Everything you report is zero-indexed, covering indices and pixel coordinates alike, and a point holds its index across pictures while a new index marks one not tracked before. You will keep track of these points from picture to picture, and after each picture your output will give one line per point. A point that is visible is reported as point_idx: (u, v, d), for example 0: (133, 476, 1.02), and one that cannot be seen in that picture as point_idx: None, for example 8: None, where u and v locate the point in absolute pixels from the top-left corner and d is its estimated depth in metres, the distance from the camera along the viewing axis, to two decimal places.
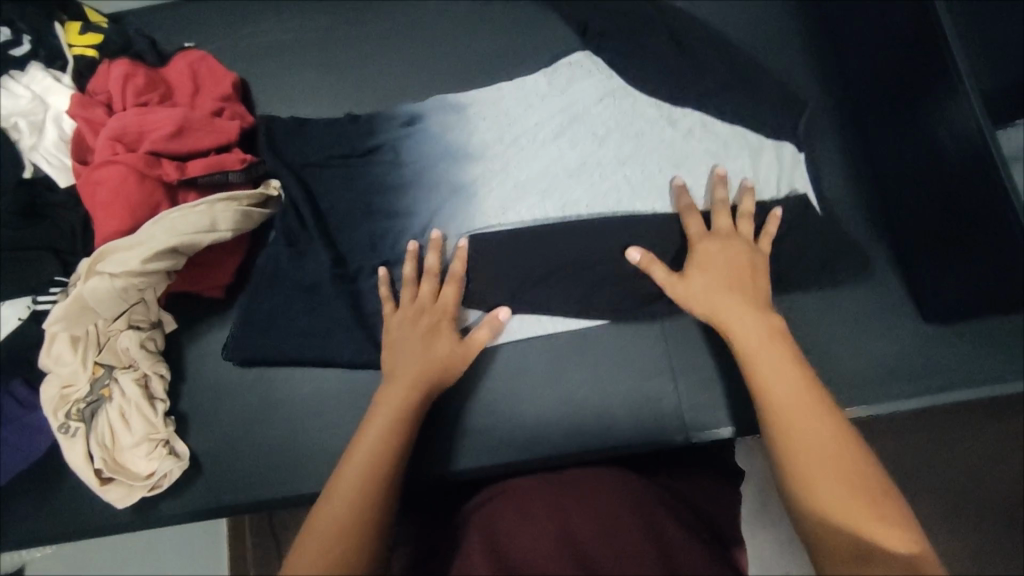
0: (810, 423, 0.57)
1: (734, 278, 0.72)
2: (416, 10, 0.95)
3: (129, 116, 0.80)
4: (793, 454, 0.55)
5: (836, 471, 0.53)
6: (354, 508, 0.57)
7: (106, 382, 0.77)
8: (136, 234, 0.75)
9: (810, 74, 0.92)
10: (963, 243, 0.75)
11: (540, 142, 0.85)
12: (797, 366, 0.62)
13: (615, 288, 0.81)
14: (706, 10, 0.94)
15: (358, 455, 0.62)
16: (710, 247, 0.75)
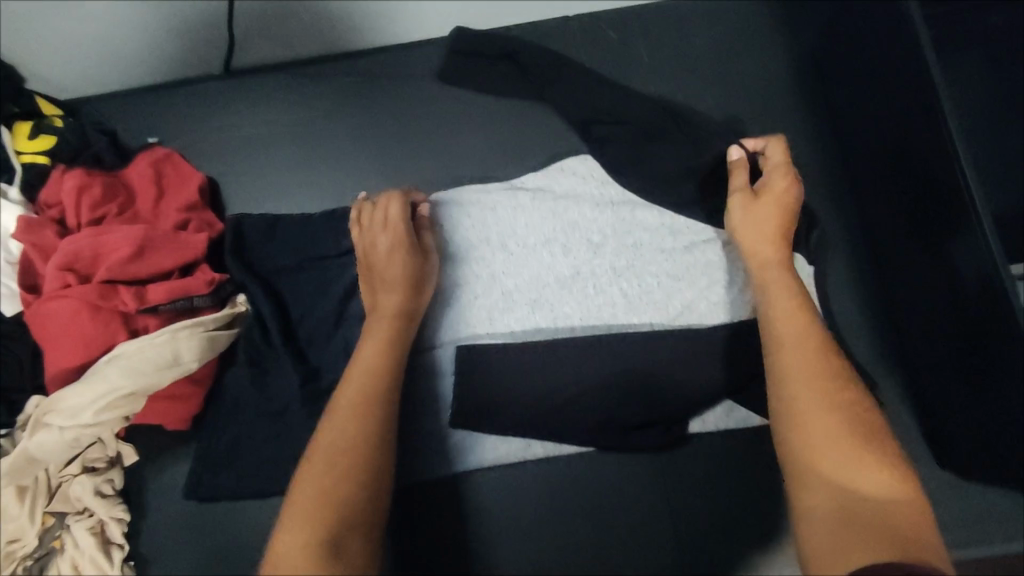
0: (816, 375, 0.60)
1: (781, 225, 0.72)
2: (398, 99, 0.89)
3: (83, 237, 0.73)
4: (795, 390, 0.59)
5: (830, 409, 0.57)
6: (342, 466, 0.60)
7: (58, 533, 0.71)
8: (89, 377, 0.69)
9: (817, 178, 0.86)
10: (986, 396, 0.69)
11: (529, 247, 0.81)
12: (814, 328, 0.64)
13: (607, 415, 0.75)
14: (708, 105, 0.88)
15: (319, 480, 0.59)
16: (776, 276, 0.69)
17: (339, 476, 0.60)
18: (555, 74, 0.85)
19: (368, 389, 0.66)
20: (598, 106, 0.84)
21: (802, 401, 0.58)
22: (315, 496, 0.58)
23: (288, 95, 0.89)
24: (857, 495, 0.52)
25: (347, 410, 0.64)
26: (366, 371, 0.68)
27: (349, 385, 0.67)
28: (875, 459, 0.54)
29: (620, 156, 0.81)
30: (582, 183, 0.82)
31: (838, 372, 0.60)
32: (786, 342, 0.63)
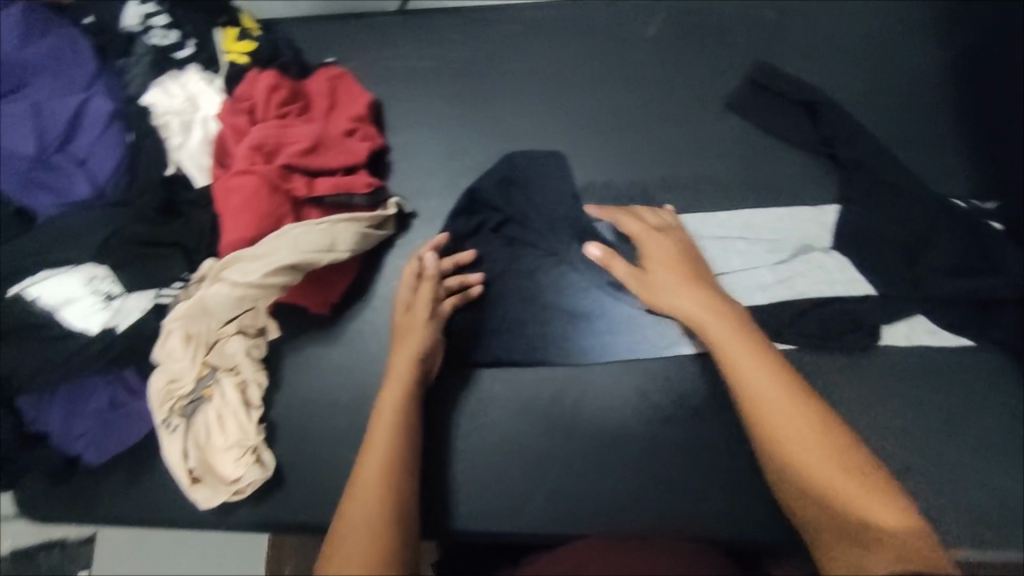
0: (781, 407, 0.58)
1: (686, 262, 0.75)
2: (557, 45, 0.94)
3: (271, 127, 0.82)
4: (775, 438, 0.57)
5: (820, 447, 0.55)
6: (382, 466, 0.63)
7: (209, 382, 0.78)
8: (262, 245, 0.77)
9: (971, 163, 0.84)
10: None
11: (697, 166, 0.86)
12: (776, 366, 0.61)
13: (787, 329, 0.78)
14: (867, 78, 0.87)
15: (369, 505, 0.60)
16: (697, 262, 0.76)
17: (382, 508, 0.60)
18: (703, 56, 0.91)
19: (395, 435, 0.67)
20: (750, 75, 0.88)
21: (775, 414, 0.58)
22: (369, 529, 0.58)
23: (451, 39, 0.96)
24: (815, 430, 0.56)
25: (376, 462, 0.64)
26: (392, 426, 0.67)
27: (376, 448, 0.65)
28: (850, 467, 0.54)
29: (757, 129, 0.86)
30: (719, 146, 0.87)
31: (806, 398, 0.58)
32: (708, 327, 0.67)
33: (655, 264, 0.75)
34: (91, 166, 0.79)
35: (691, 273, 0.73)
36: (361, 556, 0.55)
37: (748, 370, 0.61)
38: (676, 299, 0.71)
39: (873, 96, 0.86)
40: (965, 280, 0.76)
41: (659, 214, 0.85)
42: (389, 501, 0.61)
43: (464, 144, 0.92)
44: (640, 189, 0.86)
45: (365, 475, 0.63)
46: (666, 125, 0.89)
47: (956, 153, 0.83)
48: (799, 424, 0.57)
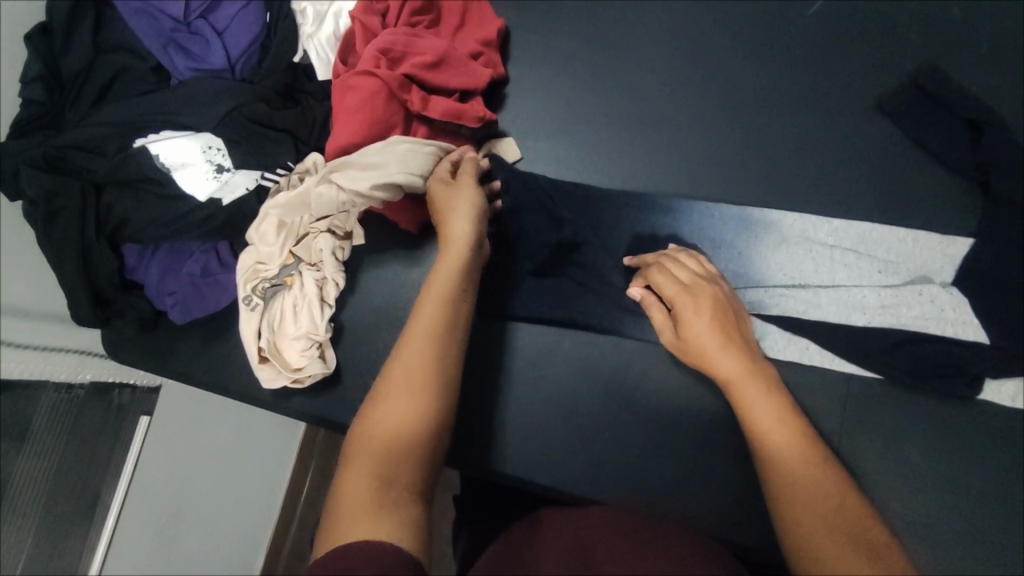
0: (802, 463, 0.51)
1: (716, 302, 0.65)
2: (705, 6, 0.88)
3: (400, 33, 0.81)
4: (779, 469, 0.52)
5: (818, 497, 0.49)
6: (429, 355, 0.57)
7: (292, 271, 0.81)
8: (372, 156, 0.77)
9: None
10: None
11: (825, 165, 0.80)
12: (797, 421, 0.55)
13: (886, 359, 0.72)
14: None
15: (415, 355, 0.56)
16: (708, 290, 0.66)
17: (431, 379, 0.55)
18: (864, 49, 0.83)
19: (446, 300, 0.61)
20: (910, 78, 0.80)
21: (789, 466, 0.51)
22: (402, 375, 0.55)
23: None
24: (821, 477, 0.50)
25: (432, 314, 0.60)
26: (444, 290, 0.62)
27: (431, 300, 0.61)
28: (865, 529, 0.47)
29: (901, 139, 0.79)
30: (855, 149, 0.80)
31: (821, 455, 0.52)
32: (715, 350, 0.61)
33: (678, 294, 0.66)
34: (227, 38, 0.80)
35: (717, 308, 0.64)
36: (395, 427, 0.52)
37: (761, 420, 0.55)
38: (689, 317, 0.64)
39: None
40: None
41: (772, 207, 0.79)
42: (434, 369, 0.56)
43: (584, 89, 0.88)
44: (758, 175, 0.81)
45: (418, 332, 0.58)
46: (802, 114, 0.82)
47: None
48: (796, 449, 0.53)
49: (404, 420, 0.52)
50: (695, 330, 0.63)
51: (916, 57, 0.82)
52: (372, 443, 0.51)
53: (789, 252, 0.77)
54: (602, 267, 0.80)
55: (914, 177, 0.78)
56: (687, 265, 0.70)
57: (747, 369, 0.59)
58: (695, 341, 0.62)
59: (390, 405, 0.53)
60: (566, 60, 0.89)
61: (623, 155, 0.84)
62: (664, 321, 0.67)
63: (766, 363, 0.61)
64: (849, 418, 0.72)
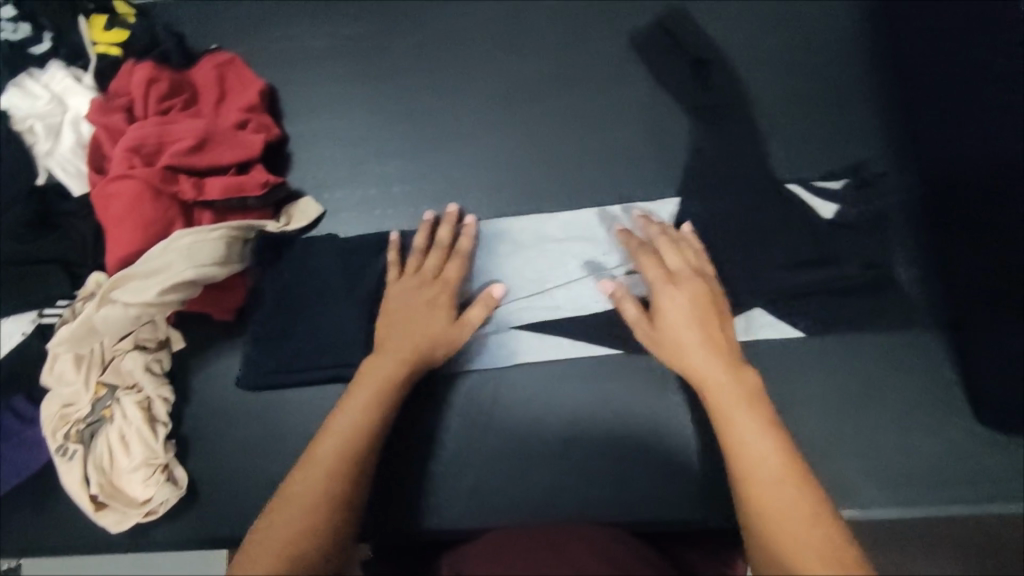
0: (784, 490, 0.54)
1: (701, 310, 0.69)
2: (456, 16, 0.88)
3: (150, 125, 0.76)
4: (760, 489, 0.54)
5: (799, 521, 0.51)
6: (342, 452, 0.61)
7: (108, 403, 0.75)
8: (154, 260, 0.72)
9: (876, 121, 0.81)
10: None
11: (606, 141, 0.83)
12: (788, 454, 0.56)
13: None
14: (778, 38, 0.84)
15: (333, 458, 0.61)
16: (679, 299, 0.70)
17: (333, 482, 0.59)
18: (612, 21, 0.86)
19: (366, 414, 0.65)
20: (654, 42, 0.85)
21: (773, 498, 0.53)
22: (330, 453, 0.61)
23: (342, 16, 0.89)
24: (807, 510, 0.52)
25: (363, 402, 0.66)
26: (373, 398, 0.66)
27: (349, 414, 0.65)
28: (831, 545, 0.49)
29: (663, 99, 0.83)
30: (629, 116, 0.83)
31: (809, 486, 0.54)
32: (693, 348, 0.67)
33: (665, 287, 0.71)
34: None
35: (704, 304, 0.69)
36: (297, 520, 0.56)
37: (746, 444, 0.58)
38: (665, 307, 0.70)
39: (782, 58, 0.83)
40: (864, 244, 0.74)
41: (569, 195, 0.82)
42: (341, 474, 0.60)
43: (366, 130, 0.87)
44: (546, 168, 0.83)
45: (339, 427, 0.64)
46: (571, 100, 0.84)
47: (871, 110, 0.81)
48: (775, 466, 0.55)
49: (304, 511, 0.56)
50: (682, 335, 0.68)
51: (659, 14, 0.85)
52: (274, 529, 0.55)
53: (591, 236, 0.79)
54: None
55: (685, 130, 0.82)
56: (682, 254, 0.73)
57: (725, 378, 0.63)
58: (671, 335, 0.68)
59: (294, 505, 0.57)
60: (339, 105, 0.88)
61: (422, 181, 0.84)
62: (637, 316, 0.71)
63: (753, 369, 0.66)
64: None
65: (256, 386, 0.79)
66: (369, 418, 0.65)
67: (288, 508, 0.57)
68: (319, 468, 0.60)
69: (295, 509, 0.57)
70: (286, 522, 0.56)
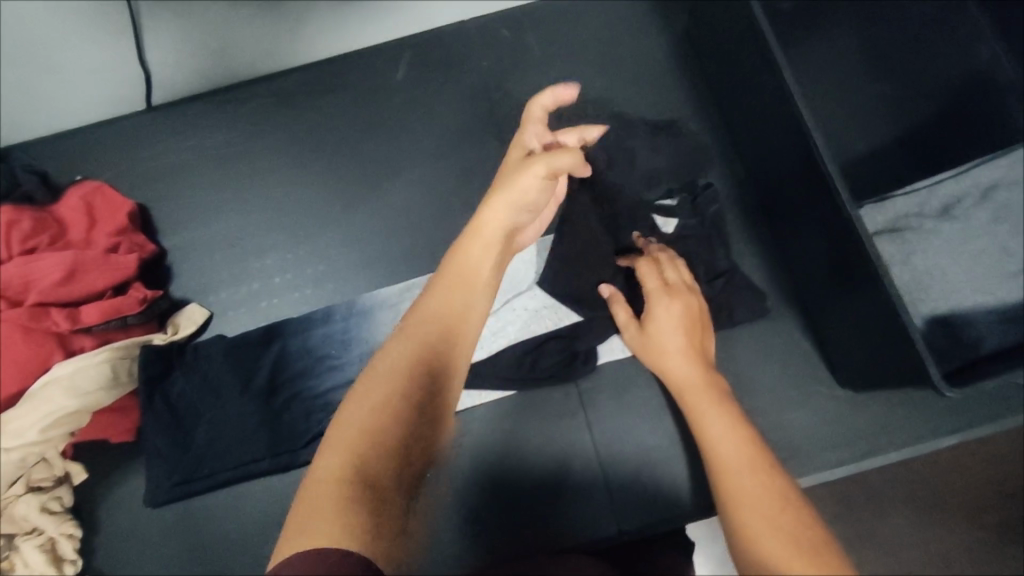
0: (752, 479, 0.58)
1: (693, 320, 0.75)
2: (312, 107, 0.93)
3: (14, 265, 0.77)
4: (729, 476, 0.60)
5: (765, 502, 0.56)
6: (394, 372, 0.52)
7: (6, 553, 0.72)
8: (33, 398, 0.72)
9: (702, 135, 0.90)
10: (858, 299, 0.72)
11: (468, 196, 0.89)
12: (754, 449, 0.62)
13: (581, 329, 0.81)
14: (605, 78, 0.93)
15: (377, 391, 0.51)
16: (672, 306, 0.75)
17: (396, 402, 0.51)
18: (457, 88, 0.93)
19: (437, 321, 0.56)
20: (497, 101, 0.93)
21: (741, 484, 0.58)
22: (382, 395, 0.51)
23: (203, 125, 0.93)
24: (776, 495, 0.56)
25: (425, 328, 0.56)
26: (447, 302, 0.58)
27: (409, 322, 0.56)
28: (793, 520, 0.53)
29: (514, 150, 0.90)
30: (486, 170, 0.90)
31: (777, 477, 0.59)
32: (671, 355, 0.73)
33: (660, 295, 0.76)
34: None
35: (688, 319, 0.75)
36: (346, 455, 0.47)
37: (719, 441, 0.64)
38: (661, 315, 0.75)
39: (612, 95, 0.93)
40: (704, 247, 0.83)
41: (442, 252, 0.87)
42: (402, 398, 0.51)
43: (242, 229, 0.90)
44: (419, 232, 0.88)
45: (396, 347, 0.54)
46: (431, 165, 0.91)
47: (697, 128, 0.90)
48: (744, 459, 0.61)
49: (357, 436, 0.48)
50: (669, 343, 0.73)
51: (498, 75, 0.94)
52: (324, 471, 0.47)
53: None
54: (311, 381, 0.81)
55: None
56: (680, 269, 0.79)
57: (699, 382, 0.70)
58: (664, 340, 0.74)
59: (347, 441, 0.48)
60: (212, 209, 0.91)
61: (303, 267, 0.88)
62: (627, 319, 0.77)
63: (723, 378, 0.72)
64: (574, 392, 0.81)
65: (160, 502, 0.78)
66: (434, 321, 0.56)
67: (333, 456, 0.48)
68: (362, 405, 0.50)
69: (330, 468, 0.47)
70: (326, 470, 0.47)
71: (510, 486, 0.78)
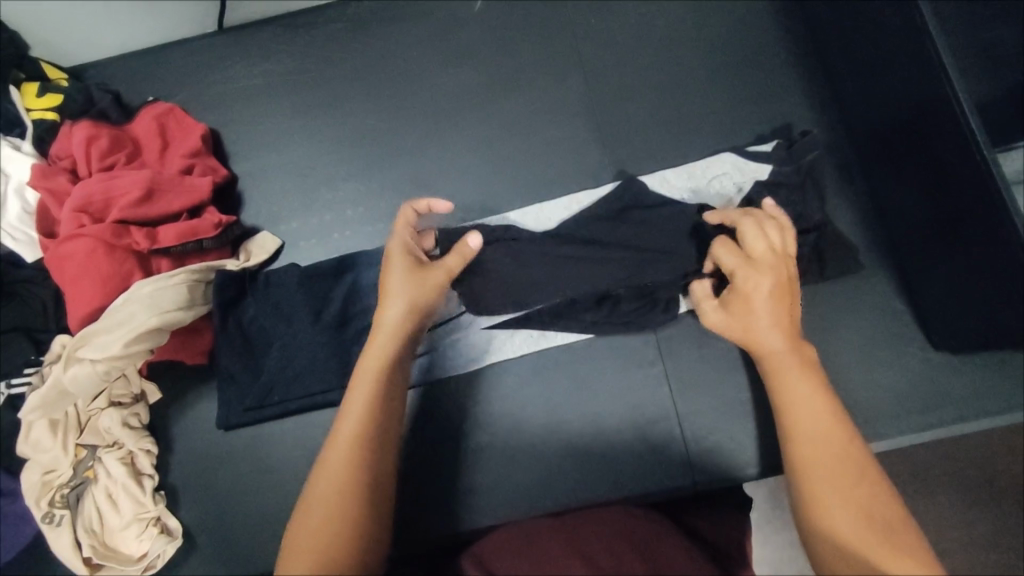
0: (827, 448, 0.55)
1: (782, 295, 0.64)
2: (385, 36, 0.90)
3: (94, 182, 0.77)
4: (799, 440, 0.56)
5: (842, 476, 0.53)
6: (354, 457, 0.56)
7: (90, 463, 0.74)
8: (116, 313, 0.72)
9: (799, 79, 0.84)
10: (969, 256, 0.68)
11: (547, 136, 0.85)
12: (831, 409, 0.57)
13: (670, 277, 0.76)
14: (698, 13, 0.87)
15: (339, 474, 0.55)
16: (759, 280, 0.63)
17: (349, 494, 0.54)
18: (537, 21, 0.89)
19: (377, 397, 0.60)
20: (579, 37, 0.88)
21: (814, 453, 0.55)
22: (346, 485, 0.54)
23: (274, 51, 0.90)
24: (857, 468, 0.53)
25: (375, 368, 0.61)
26: (381, 369, 0.61)
27: (354, 407, 0.58)
28: (872, 500, 0.51)
29: (595, 88, 0.86)
30: (566, 109, 0.86)
31: (854, 443, 0.55)
32: (753, 326, 0.63)
33: (748, 272, 0.64)
34: None
35: (778, 294, 0.63)
36: (322, 536, 0.51)
37: (791, 398, 0.59)
38: (750, 288, 0.64)
39: (703, 31, 0.87)
40: (803, 195, 0.77)
41: (518, 192, 0.84)
42: (359, 484, 0.55)
43: (313, 158, 0.88)
44: (493, 169, 0.85)
45: (346, 428, 0.57)
46: (507, 100, 0.87)
47: (794, 71, 0.85)
48: (821, 419, 0.57)
49: (324, 526, 0.51)
50: (757, 316, 0.63)
51: (581, 9, 0.89)
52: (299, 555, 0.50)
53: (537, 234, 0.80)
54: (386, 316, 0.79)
55: (620, 115, 0.85)
56: (780, 235, 0.66)
57: (779, 347, 0.61)
58: (742, 315, 0.64)
59: (318, 528, 0.51)
60: (284, 137, 0.89)
61: (375, 201, 0.86)
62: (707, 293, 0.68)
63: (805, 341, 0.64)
64: (652, 341, 0.79)
65: (232, 424, 0.79)
66: (379, 396, 0.60)
67: (300, 549, 0.50)
68: (328, 485, 0.54)
69: (301, 546, 0.51)
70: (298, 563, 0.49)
71: (585, 425, 0.78)
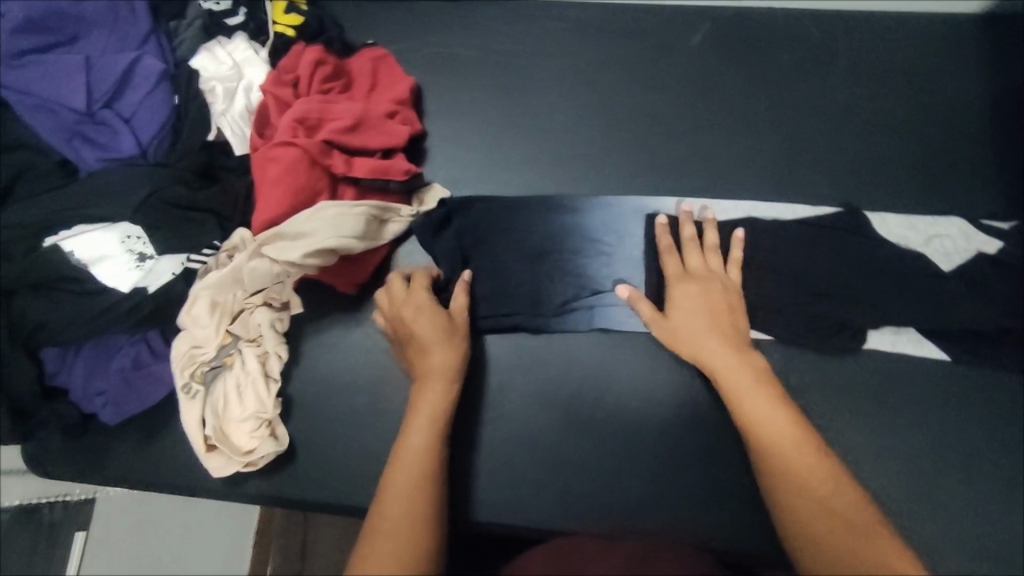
0: (811, 483, 0.59)
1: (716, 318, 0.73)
2: (599, 47, 0.93)
3: (314, 101, 0.82)
4: (785, 477, 0.60)
5: (830, 518, 0.57)
6: (421, 464, 0.66)
7: (231, 350, 0.79)
8: (302, 224, 0.77)
9: (996, 199, 0.84)
10: None
11: (731, 180, 0.87)
12: (813, 447, 0.61)
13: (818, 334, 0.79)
14: (910, 107, 0.88)
15: (412, 477, 0.65)
16: (688, 288, 0.76)
17: (423, 498, 0.63)
18: (749, 71, 0.91)
19: (440, 414, 0.70)
20: (786, 97, 0.89)
21: (807, 492, 0.59)
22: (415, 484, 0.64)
23: (495, 31, 0.95)
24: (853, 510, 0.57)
25: (439, 389, 0.72)
26: (443, 385, 0.72)
27: (420, 425, 0.69)
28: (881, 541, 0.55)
29: (790, 149, 0.87)
30: (755, 160, 0.87)
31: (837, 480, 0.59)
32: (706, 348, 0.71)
33: (676, 282, 0.77)
34: (135, 125, 0.83)
35: (713, 306, 0.74)
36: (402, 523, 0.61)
37: (771, 435, 0.63)
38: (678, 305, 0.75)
39: (912, 125, 0.87)
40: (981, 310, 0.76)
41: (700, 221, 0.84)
42: (424, 481, 0.65)
43: (502, 137, 0.92)
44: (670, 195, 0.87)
45: (413, 440, 0.68)
46: (701, 137, 0.89)
47: (994, 190, 0.84)
48: (808, 458, 0.61)
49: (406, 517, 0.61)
50: (704, 339, 0.72)
51: (795, 72, 0.90)
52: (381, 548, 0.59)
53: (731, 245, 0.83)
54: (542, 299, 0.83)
55: (807, 180, 0.86)
56: (704, 255, 0.78)
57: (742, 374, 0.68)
58: (686, 337, 0.73)
59: (395, 523, 0.61)
60: (482, 109, 0.93)
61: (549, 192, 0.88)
62: (650, 312, 0.76)
63: (758, 359, 0.71)
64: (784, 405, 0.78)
65: None
66: (440, 416, 0.70)
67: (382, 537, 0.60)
68: (400, 484, 0.64)
69: (388, 541, 0.59)
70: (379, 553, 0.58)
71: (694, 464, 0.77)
